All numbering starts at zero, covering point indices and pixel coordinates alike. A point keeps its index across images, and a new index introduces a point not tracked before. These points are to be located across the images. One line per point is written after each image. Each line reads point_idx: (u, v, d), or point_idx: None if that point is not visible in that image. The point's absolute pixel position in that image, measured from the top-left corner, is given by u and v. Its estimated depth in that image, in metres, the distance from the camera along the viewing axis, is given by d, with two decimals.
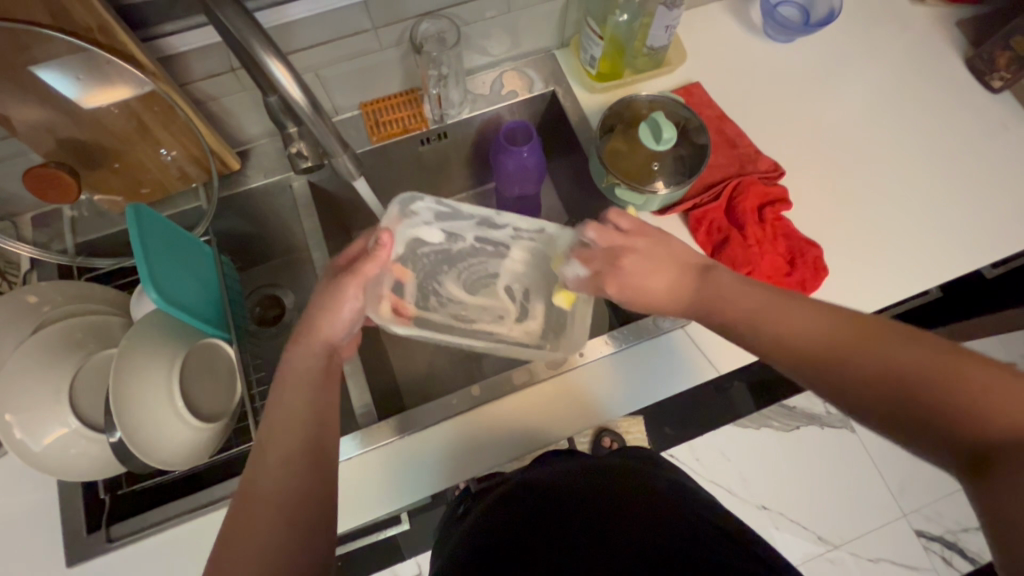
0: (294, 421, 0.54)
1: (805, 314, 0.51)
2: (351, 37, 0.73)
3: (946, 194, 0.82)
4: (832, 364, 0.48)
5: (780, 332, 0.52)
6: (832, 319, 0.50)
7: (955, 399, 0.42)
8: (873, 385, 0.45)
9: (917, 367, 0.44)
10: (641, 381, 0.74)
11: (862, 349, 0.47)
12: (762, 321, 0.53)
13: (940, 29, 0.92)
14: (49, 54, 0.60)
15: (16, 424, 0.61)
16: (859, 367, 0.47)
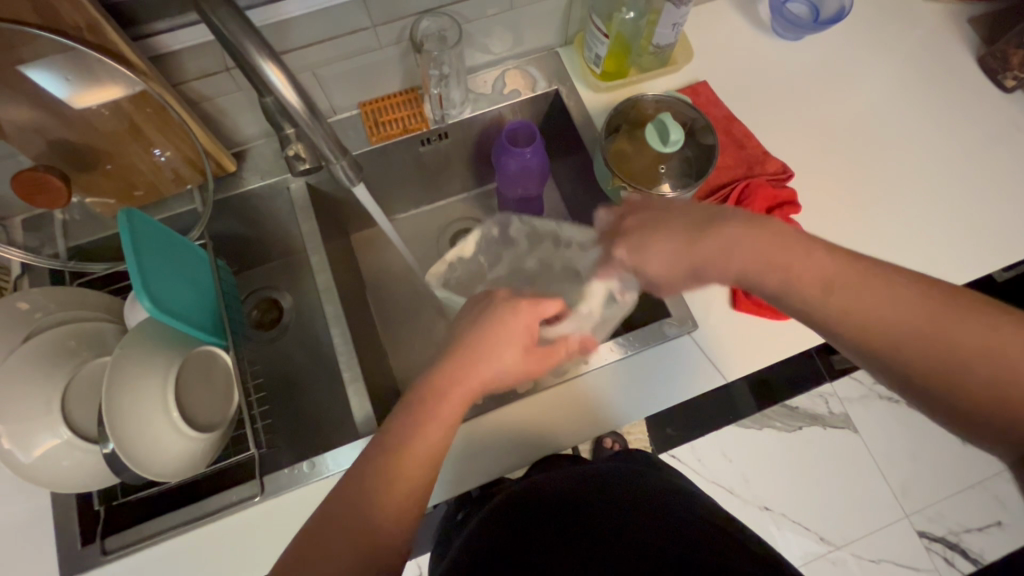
0: (413, 474, 0.51)
1: (868, 290, 0.49)
2: (350, 35, 0.71)
3: (959, 195, 0.80)
4: (912, 349, 0.47)
5: (855, 312, 0.49)
6: (908, 301, 0.47)
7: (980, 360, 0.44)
8: (953, 375, 0.45)
9: (1000, 362, 0.44)
10: (646, 390, 0.73)
11: (945, 334, 0.46)
12: (820, 283, 0.50)
13: (952, 26, 0.90)
14: (37, 54, 0.58)
15: (5, 435, 0.59)
16: (938, 352, 0.46)
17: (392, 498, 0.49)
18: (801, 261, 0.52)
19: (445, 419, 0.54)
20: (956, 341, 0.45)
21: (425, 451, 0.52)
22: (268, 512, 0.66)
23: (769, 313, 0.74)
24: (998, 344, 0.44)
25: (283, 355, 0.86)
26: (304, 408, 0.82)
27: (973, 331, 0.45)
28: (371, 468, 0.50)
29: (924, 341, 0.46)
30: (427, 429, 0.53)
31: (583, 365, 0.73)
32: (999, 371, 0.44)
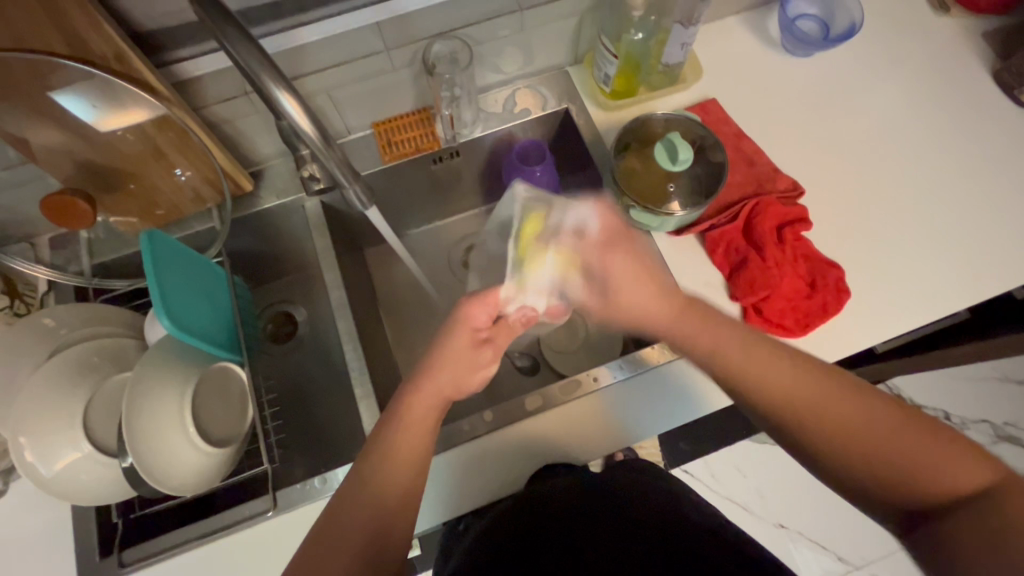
0: (408, 479, 0.55)
1: (784, 373, 0.53)
2: (364, 58, 0.73)
3: (975, 211, 0.79)
4: (798, 419, 0.52)
5: (753, 388, 0.54)
6: (792, 372, 0.53)
7: (919, 475, 0.47)
8: (834, 441, 0.50)
9: (871, 429, 0.49)
10: (651, 412, 0.73)
11: (826, 407, 0.51)
12: (779, 399, 0.53)
13: (966, 41, 0.89)
14: (65, 81, 0.61)
15: (28, 446, 0.61)
16: (820, 423, 0.51)
17: (394, 497, 0.53)
18: (715, 340, 0.58)
19: (429, 423, 0.58)
20: (834, 414, 0.51)
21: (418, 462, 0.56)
22: (282, 526, 0.67)
23: (781, 331, 0.72)
24: (868, 415, 0.50)
25: (297, 369, 0.87)
26: (318, 422, 0.83)
27: (846, 404, 0.51)
28: (372, 471, 0.54)
29: (812, 414, 0.51)
30: (423, 422, 0.58)
31: (593, 382, 0.73)
32: (869, 443, 0.49)
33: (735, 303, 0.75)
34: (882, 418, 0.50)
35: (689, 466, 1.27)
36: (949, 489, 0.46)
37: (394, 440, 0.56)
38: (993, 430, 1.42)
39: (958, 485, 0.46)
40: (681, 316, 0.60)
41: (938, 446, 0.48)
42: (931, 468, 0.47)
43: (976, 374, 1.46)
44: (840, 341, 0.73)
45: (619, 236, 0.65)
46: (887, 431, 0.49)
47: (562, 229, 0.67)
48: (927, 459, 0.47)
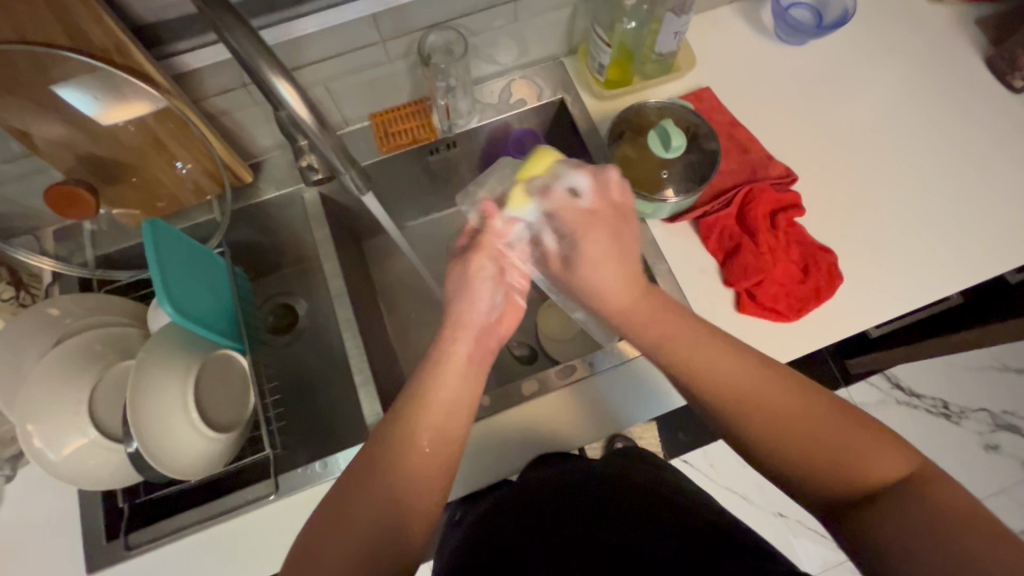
0: (447, 428, 0.54)
1: (725, 355, 0.55)
2: (360, 49, 0.74)
3: (965, 197, 0.80)
4: (738, 407, 0.53)
5: (704, 376, 0.55)
6: (729, 359, 0.55)
7: (856, 462, 0.48)
8: (768, 428, 0.51)
9: (813, 419, 0.50)
10: (640, 401, 0.74)
11: (762, 396, 0.52)
12: (732, 387, 0.54)
13: (959, 28, 0.90)
14: (67, 75, 0.62)
15: (35, 434, 0.62)
16: (755, 411, 0.52)
17: (424, 471, 0.52)
18: (669, 327, 0.59)
19: (471, 384, 0.57)
20: (767, 400, 0.52)
21: (456, 436, 0.55)
22: (282, 510, 0.68)
23: (774, 315, 0.73)
24: (809, 407, 0.51)
25: (298, 358, 0.88)
26: (318, 410, 0.84)
27: (788, 397, 0.52)
28: (399, 440, 0.53)
29: (750, 403, 0.53)
30: (456, 374, 0.57)
31: (588, 366, 0.74)
32: (799, 430, 0.50)
33: (729, 288, 0.76)
34: (813, 406, 0.51)
35: (687, 456, 1.29)
36: (868, 478, 0.48)
37: (429, 386, 0.55)
38: (992, 419, 1.43)
39: (890, 471, 0.47)
40: (639, 303, 0.62)
41: (862, 437, 0.49)
42: (856, 460, 0.48)
43: (973, 363, 1.47)
44: (832, 325, 0.74)
45: (610, 210, 0.67)
46: (818, 418, 0.50)
47: (552, 188, 0.67)
48: (852, 446, 0.49)
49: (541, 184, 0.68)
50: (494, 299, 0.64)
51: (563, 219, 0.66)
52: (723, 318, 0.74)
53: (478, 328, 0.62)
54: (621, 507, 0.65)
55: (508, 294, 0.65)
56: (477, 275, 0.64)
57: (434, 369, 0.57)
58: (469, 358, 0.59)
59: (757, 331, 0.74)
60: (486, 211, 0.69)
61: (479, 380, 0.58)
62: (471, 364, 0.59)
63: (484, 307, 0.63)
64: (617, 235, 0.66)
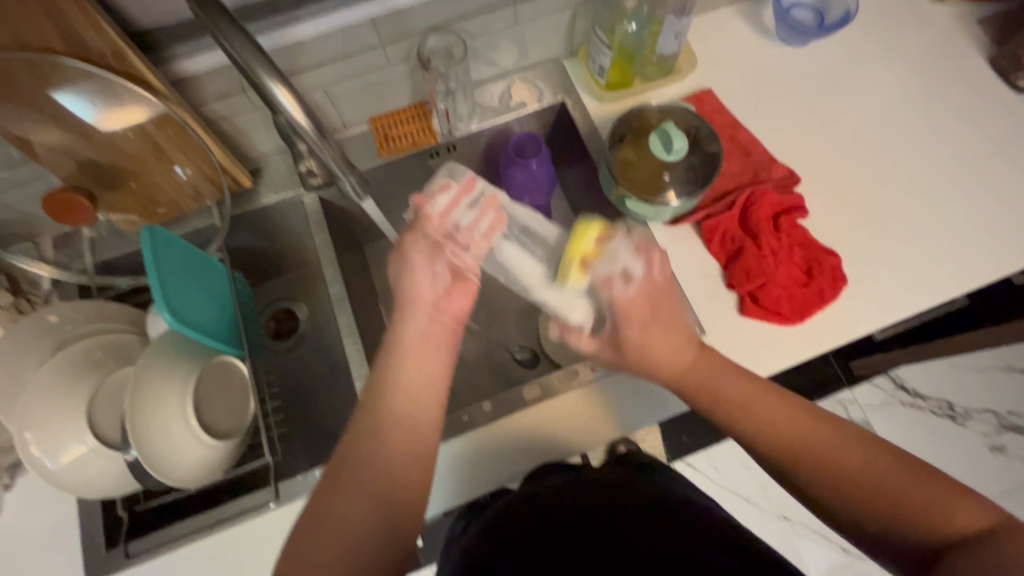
0: (413, 419, 0.54)
1: (775, 407, 0.54)
2: (359, 53, 0.74)
3: (970, 197, 0.79)
4: (809, 466, 0.51)
5: (757, 429, 0.53)
6: (789, 412, 0.54)
7: (923, 514, 0.47)
8: (841, 484, 0.50)
9: (872, 472, 0.49)
10: (642, 405, 0.73)
11: (830, 452, 0.51)
12: (783, 440, 0.52)
13: (962, 28, 0.89)
14: (65, 80, 0.62)
15: (33, 442, 0.62)
16: (827, 469, 0.50)
17: (403, 462, 0.52)
18: (714, 373, 0.57)
19: (438, 367, 0.57)
20: (839, 456, 0.50)
21: (428, 423, 0.54)
22: (282, 518, 0.68)
23: (778, 319, 0.72)
24: (866, 458, 0.50)
25: (298, 364, 0.88)
26: (318, 416, 0.83)
27: (843, 447, 0.51)
28: (378, 433, 0.52)
29: (821, 460, 0.51)
30: (417, 365, 0.56)
31: (591, 371, 0.74)
32: (870, 483, 0.49)
33: (732, 291, 0.75)
34: (886, 457, 0.50)
35: (691, 459, 1.28)
36: (948, 528, 0.46)
37: (392, 379, 0.55)
38: (997, 421, 1.42)
39: (961, 522, 0.46)
40: (698, 365, 0.57)
41: (940, 487, 0.48)
42: (932, 509, 0.47)
43: (978, 364, 1.46)
44: (837, 328, 0.73)
45: (662, 292, 0.59)
46: (885, 470, 0.49)
47: (607, 275, 0.60)
48: (927, 495, 0.47)
49: (604, 268, 0.62)
50: (440, 273, 0.61)
51: (616, 309, 0.58)
52: (726, 321, 0.74)
53: (430, 305, 0.60)
54: (640, 518, 0.64)
55: (454, 266, 0.62)
56: (416, 254, 0.61)
57: (397, 355, 0.57)
58: (430, 338, 0.58)
59: (761, 335, 0.73)
60: (415, 205, 0.66)
61: (438, 353, 0.58)
62: (428, 341, 0.58)
63: (432, 282, 0.60)
64: (660, 319, 0.58)
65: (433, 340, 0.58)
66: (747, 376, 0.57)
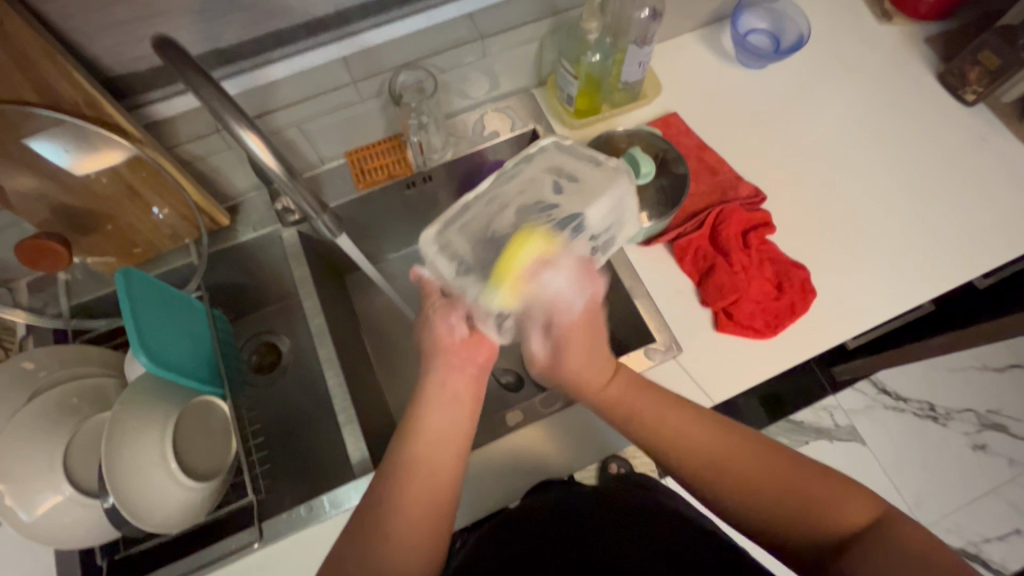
0: (440, 466, 0.55)
1: (688, 423, 0.58)
2: (332, 92, 0.75)
3: (930, 207, 0.83)
4: (701, 476, 0.55)
5: (673, 443, 0.57)
6: (680, 420, 0.58)
7: (821, 515, 0.51)
8: (727, 486, 0.54)
9: (779, 484, 0.53)
10: None
11: (718, 459, 0.55)
12: (697, 459, 0.56)
13: (910, 46, 0.94)
14: (38, 129, 0.62)
15: (8, 492, 0.61)
16: (716, 469, 0.55)
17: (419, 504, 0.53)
18: (647, 401, 0.60)
19: (460, 411, 0.59)
20: (728, 463, 0.55)
21: (450, 464, 0.56)
22: (268, 556, 0.67)
23: (751, 333, 0.74)
24: (777, 472, 0.53)
25: (281, 399, 0.87)
26: (304, 450, 0.83)
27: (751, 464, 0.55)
28: (405, 459, 0.55)
29: (713, 465, 0.55)
30: (445, 415, 0.58)
31: (571, 394, 0.75)
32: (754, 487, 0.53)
33: (706, 308, 0.77)
34: (776, 462, 0.54)
35: None
36: (844, 527, 0.50)
37: (423, 423, 0.57)
38: (977, 419, 1.44)
39: (856, 518, 0.50)
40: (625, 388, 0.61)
41: (823, 489, 0.52)
42: (828, 515, 0.51)
43: (955, 365, 1.49)
44: (810, 340, 0.75)
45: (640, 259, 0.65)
46: (793, 481, 0.53)
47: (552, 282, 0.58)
48: (823, 501, 0.51)
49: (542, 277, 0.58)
50: (459, 327, 0.62)
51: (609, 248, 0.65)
52: (702, 338, 0.75)
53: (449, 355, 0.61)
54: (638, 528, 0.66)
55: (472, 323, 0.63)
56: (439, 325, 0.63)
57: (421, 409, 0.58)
58: (466, 395, 0.60)
59: (737, 350, 0.74)
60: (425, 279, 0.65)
61: (467, 409, 0.59)
62: (447, 395, 0.59)
63: (452, 333, 0.62)
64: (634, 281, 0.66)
65: (469, 400, 0.60)
66: (663, 393, 0.60)
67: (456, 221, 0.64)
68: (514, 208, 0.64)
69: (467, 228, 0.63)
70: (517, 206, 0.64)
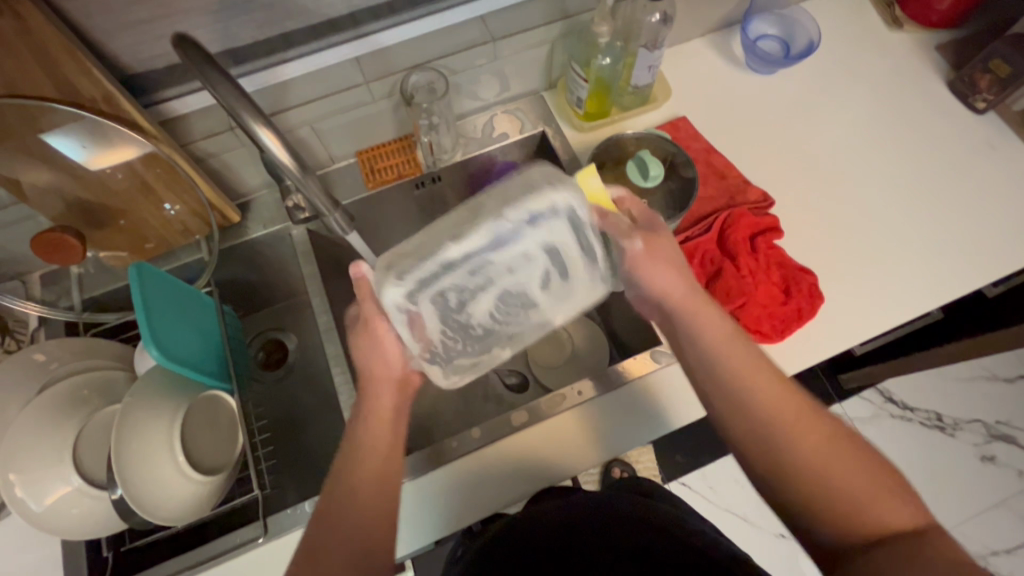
0: (391, 470, 0.58)
1: (768, 383, 0.57)
2: (344, 92, 0.76)
3: (939, 213, 0.82)
4: (774, 435, 0.54)
5: (756, 398, 0.56)
6: (763, 376, 0.57)
7: (876, 501, 0.51)
8: (796, 454, 0.53)
9: (847, 465, 0.53)
10: (624, 428, 0.74)
11: (786, 420, 0.55)
12: (775, 416, 0.55)
13: (920, 54, 0.94)
14: (56, 124, 0.63)
15: (18, 483, 0.61)
16: (783, 427, 0.54)
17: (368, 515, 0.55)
18: (735, 351, 0.58)
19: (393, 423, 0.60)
20: (801, 429, 0.54)
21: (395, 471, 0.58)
22: (272, 553, 0.67)
23: (759, 337, 0.74)
24: (848, 455, 0.53)
25: (286, 397, 0.88)
26: (307, 449, 0.83)
27: (824, 437, 0.54)
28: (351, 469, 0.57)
29: (783, 424, 0.55)
30: (380, 429, 0.59)
31: (579, 395, 0.74)
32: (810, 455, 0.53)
33: (714, 311, 0.76)
34: (844, 444, 0.54)
35: (686, 479, 1.29)
36: (897, 523, 0.50)
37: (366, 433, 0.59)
38: (986, 430, 1.43)
39: (908, 518, 0.50)
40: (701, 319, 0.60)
41: (883, 483, 0.52)
42: (880, 503, 0.51)
43: (963, 374, 1.48)
44: (817, 345, 0.75)
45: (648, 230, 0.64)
46: (858, 468, 0.52)
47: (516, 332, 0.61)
48: (882, 494, 0.51)
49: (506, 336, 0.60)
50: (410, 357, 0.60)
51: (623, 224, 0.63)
52: None
53: (395, 377, 0.61)
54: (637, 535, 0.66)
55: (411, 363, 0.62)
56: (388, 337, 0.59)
57: (368, 424, 0.59)
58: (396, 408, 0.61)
59: None
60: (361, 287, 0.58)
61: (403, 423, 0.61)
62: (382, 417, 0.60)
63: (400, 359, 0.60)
64: (652, 252, 0.61)
65: (397, 412, 0.61)
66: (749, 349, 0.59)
67: (432, 285, 0.51)
68: (496, 294, 0.54)
69: (441, 304, 0.53)
70: (501, 289, 0.54)
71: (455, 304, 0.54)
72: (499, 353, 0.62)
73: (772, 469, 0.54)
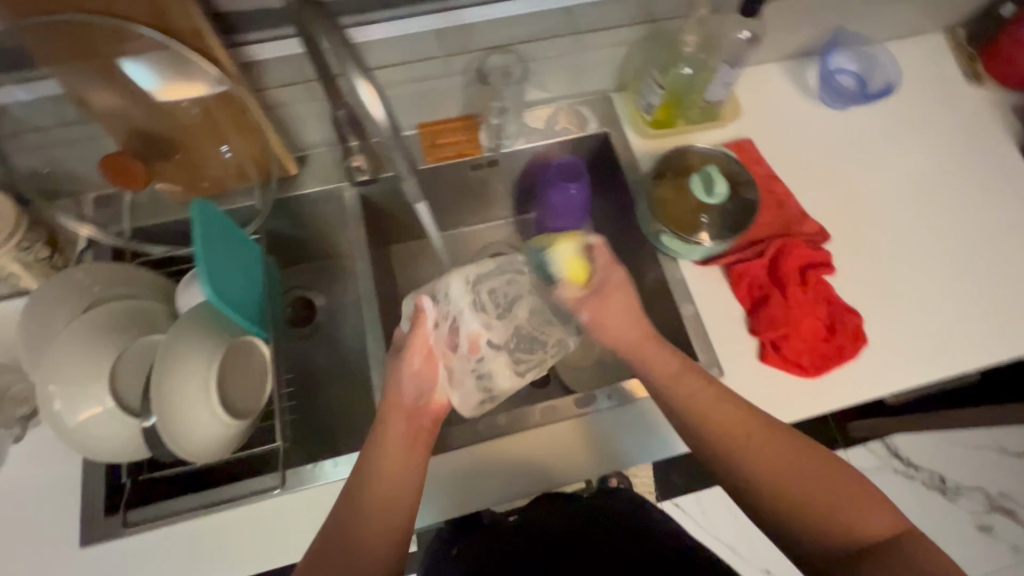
0: (396, 479, 0.56)
1: (717, 404, 0.59)
2: (421, 62, 0.76)
3: (991, 275, 0.82)
4: (730, 450, 0.57)
5: (704, 420, 0.58)
6: (715, 400, 0.59)
7: (845, 520, 0.53)
8: (759, 472, 0.55)
9: (809, 481, 0.54)
10: (644, 439, 0.74)
11: (746, 440, 0.57)
12: (727, 434, 0.57)
13: (995, 113, 0.93)
14: (138, 49, 0.63)
15: (57, 395, 0.62)
16: (739, 453, 0.56)
17: (386, 529, 0.55)
18: (685, 379, 0.61)
19: (410, 446, 0.59)
20: (758, 446, 0.56)
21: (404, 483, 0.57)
22: (286, 504, 0.68)
23: (796, 370, 0.74)
24: (811, 470, 0.55)
25: (312, 354, 0.89)
26: (327, 408, 0.84)
27: (785, 452, 0.56)
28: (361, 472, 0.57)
29: (739, 441, 0.57)
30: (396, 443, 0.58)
31: (604, 401, 0.74)
32: (774, 480, 0.55)
33: (753, 337, 0.76)
34: (805, 459, 0.55)
35: (679, 500, 1.31)
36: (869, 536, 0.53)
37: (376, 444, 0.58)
38: (987, 500, 1.42)
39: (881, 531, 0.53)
40: (648, 348, 0.63)
41: (850, 493, 0.54)
42: (853, 520, 0.53)
43: (972, 442, 1.47)
44: (853, 386, 0.74)
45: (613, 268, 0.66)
46: (821, 485, 0.54)
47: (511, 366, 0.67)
48: (850, 509, 0.53)
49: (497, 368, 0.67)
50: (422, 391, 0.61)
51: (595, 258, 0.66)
52: (745, 366, 0.75)
53: (408, 410, 0.60)
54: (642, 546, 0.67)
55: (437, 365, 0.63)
56: (410, 369, 0.61)
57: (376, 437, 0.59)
58: (409, 429, 0.59)
59: (780, 384, 0.74)
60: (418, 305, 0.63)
61: (417, 457, 0.58)
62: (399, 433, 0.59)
63: (417, 394, 0.61)
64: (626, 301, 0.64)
65: (412, 432, 0.59)
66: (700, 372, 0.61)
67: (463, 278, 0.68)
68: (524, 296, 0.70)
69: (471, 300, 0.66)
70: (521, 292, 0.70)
71: (484, 323, 0.66)
72: (499, 381, 0.68)
73: (743, 492, 0.57)
